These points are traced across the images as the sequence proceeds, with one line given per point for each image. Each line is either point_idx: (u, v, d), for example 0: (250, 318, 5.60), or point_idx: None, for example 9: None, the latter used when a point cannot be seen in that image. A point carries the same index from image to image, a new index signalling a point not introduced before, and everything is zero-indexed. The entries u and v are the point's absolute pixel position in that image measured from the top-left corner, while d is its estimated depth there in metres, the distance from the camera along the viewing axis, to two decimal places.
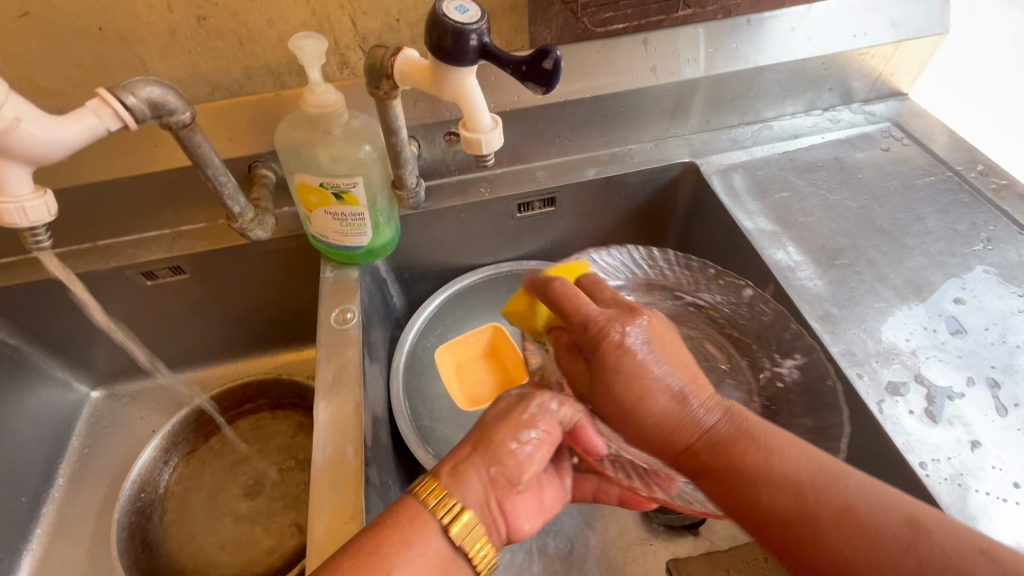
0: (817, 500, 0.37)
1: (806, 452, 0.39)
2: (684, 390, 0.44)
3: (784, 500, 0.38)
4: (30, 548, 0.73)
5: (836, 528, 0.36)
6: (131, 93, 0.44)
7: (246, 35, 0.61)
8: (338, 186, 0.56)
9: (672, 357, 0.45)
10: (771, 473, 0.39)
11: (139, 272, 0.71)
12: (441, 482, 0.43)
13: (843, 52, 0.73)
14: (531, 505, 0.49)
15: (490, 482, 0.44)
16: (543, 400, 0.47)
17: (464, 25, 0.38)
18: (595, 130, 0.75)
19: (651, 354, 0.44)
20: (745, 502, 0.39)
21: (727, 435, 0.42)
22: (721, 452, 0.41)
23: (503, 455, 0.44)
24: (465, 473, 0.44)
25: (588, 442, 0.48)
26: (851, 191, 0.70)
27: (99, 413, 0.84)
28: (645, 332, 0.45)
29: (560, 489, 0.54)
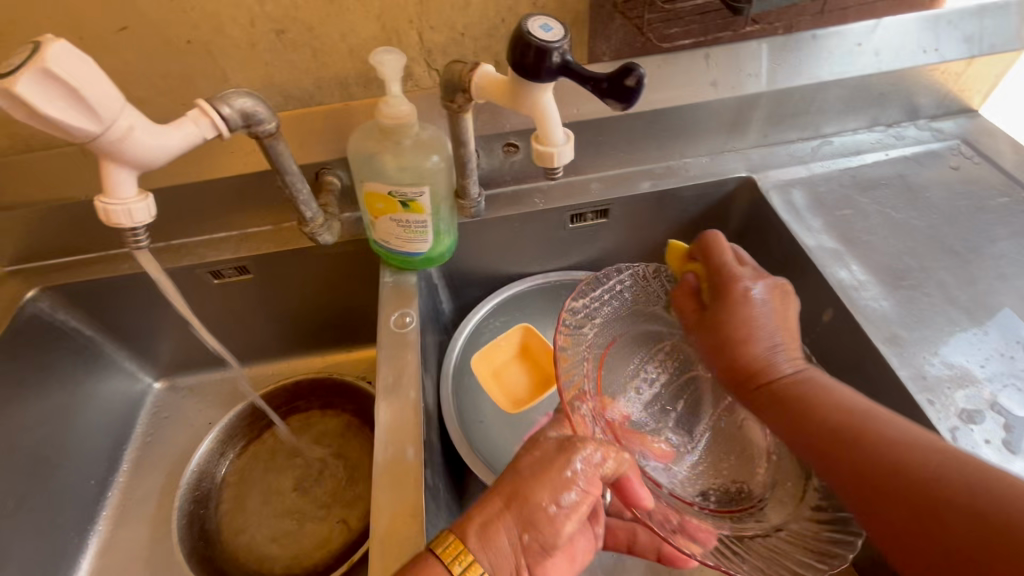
0: (862, 437, 0.43)
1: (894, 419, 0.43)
2: (782, 354, 0.52)
3: (832, 422, 0.45)
4: (97, 531, 0.77)
5: (898, 465, 0.40)
6: (227, 103, 0.47)
7: (320, 49, 0.64)
8: (406, 195, 0.58)
9: (786, 328, 0.53)
10: (825, 409, 0.46)
11: (207, 271, 0.74)
12: (469, 545, 0.41)
13: (911, 67, 0.71)
14: (563, 561, 0.47)
15: (520, 545, 0.43)
16: (587, 454, 0.45)
17: (547, 43, 0.40)
18: (651, 143, 0.75)
19: (767, 313, 0.53)
20: (846, 455, 0.44)
21: (793, 382, 0.49)
22: (787, 392, 0.49)
23: (539, 517, 0.43)
24: (494, 531, 0.43)
25: (632, 497, 0.46)
26: (917, 210, 0.68)
27: (160, 404, 0.88)
28: (768, 292, 0.54)
29: (591, 539, 0.52)
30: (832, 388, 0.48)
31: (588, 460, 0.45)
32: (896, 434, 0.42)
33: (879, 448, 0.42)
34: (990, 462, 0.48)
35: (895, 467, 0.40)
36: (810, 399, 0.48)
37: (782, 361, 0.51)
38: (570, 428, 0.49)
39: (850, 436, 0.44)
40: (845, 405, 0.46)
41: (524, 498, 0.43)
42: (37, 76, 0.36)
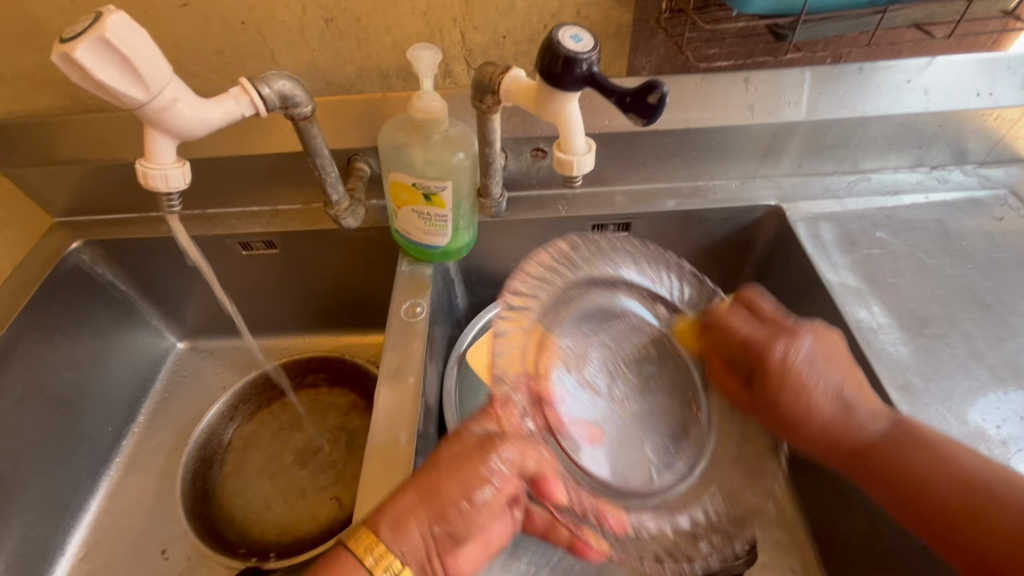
0: (972, 492, 0.43)
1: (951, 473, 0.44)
2: (848, 396, 0.50)
3: (829, 443, 0.49)
4: (108, 475, 0.81)
5: (944, 481, 0.44)
6: (267, 84, 0.49)
7: (365, 39, 0.66)
8: (428, 188, 0.59)
9: (838, 364, 0.51)
10: (908, 460, 0.46)
11: (237, 242, 0.78)
12: (380, 535, 0.42)
13: (962, 110, 0.69)
14: (477, 548, 0.45)
15: (432, 536, 0.43)
16: (502, 453, 0.46)
17: (575, 54, 0.40)
18: (682, 162, 0.74)
19: (814, 366, 0.50)
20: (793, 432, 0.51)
21: (896, 439, 0.47)
22: (865, 445, 0.48)
23: (451, 513, 0.43)
24: (407, 523, 0.42)
25: (548, 491, 0.47)
26: (952, 257, 0.66)
27: (180, 363, 0.92)
28: (812, 346, 0.51)
29: (510, 523, 0.47)
30: (853, 386, 0.50)
31: (500, 458, 0.45)
32: (909, 455, 0.46)
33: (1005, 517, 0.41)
34: None
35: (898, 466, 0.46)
36: (820, 420, 0.50)
37: (849, 395, 0.49)
38: (495, 424, 0.48)
39: (894, 461, 0.46)
40: (884, 433, 0.48)
41: (438, 493, 0.44)
42: (95, 43, 0.39)
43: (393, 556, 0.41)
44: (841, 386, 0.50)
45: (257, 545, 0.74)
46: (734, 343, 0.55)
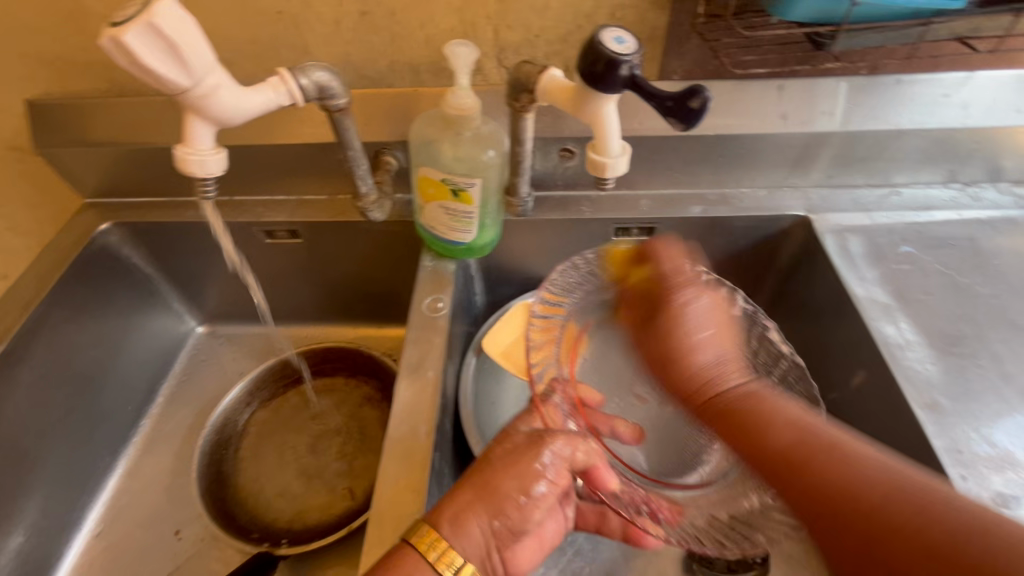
0: (814, 439, 0.39)
1: (808, 426, 0.41)
2: (813, 426, 0.41)
3: (788, 436, 0.40)
4: (126, 454, 0.82)
5: (832, 477, 0.37)
6: (305, 75, 0.49)
7: (398, 33, 0.66)
8: (457, 184, 0.59)
9: (723, 337, 0.49)
10: (786, 423, 0.41)
11: (261, 230, 0.79)
12: (442, 532, 0.44)
13: (1001, 127, 0.67)
14: (532, 543, 0.52)
15: (491, 531, 0.46)
16: (555, 444, 0.48)
17: (618, 55, 0.40)
18: (709, 168, 0.74)
19: (703, 321, 0.49)
20: (756, 443, 0.41)
21: (739, 398, 0.44)
22: (731, 404, 0.44)
23: (508, 506, 0.46)
24: (466, 520, 0.45)
25: (600, 481, 0.50)
26: (983, 276, 0.65)
27: (199, 347, 0.93)
28: (705, 302, 0.50)
29: (560, 520, 0.56)
30: (780, 402, 0.43)
31: (557, 449, 0.48)
32: (818, 439, 0.39)
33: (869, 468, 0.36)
34: None
35: (829, 476, 0.37)
36: (751, 426, 0.42)
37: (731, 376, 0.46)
38: (540, 423, 0.52)
39: (801, 455, 0.39)
40: (793, 418, 0.41)
41: (497, 492, 0.46)
42: (144, 27, 0.39)
43: (455, 551, 0.43)
44: (722, 355, 0.48)
45: (270, 530, 0.75)
46: (647, 273, 0.54)
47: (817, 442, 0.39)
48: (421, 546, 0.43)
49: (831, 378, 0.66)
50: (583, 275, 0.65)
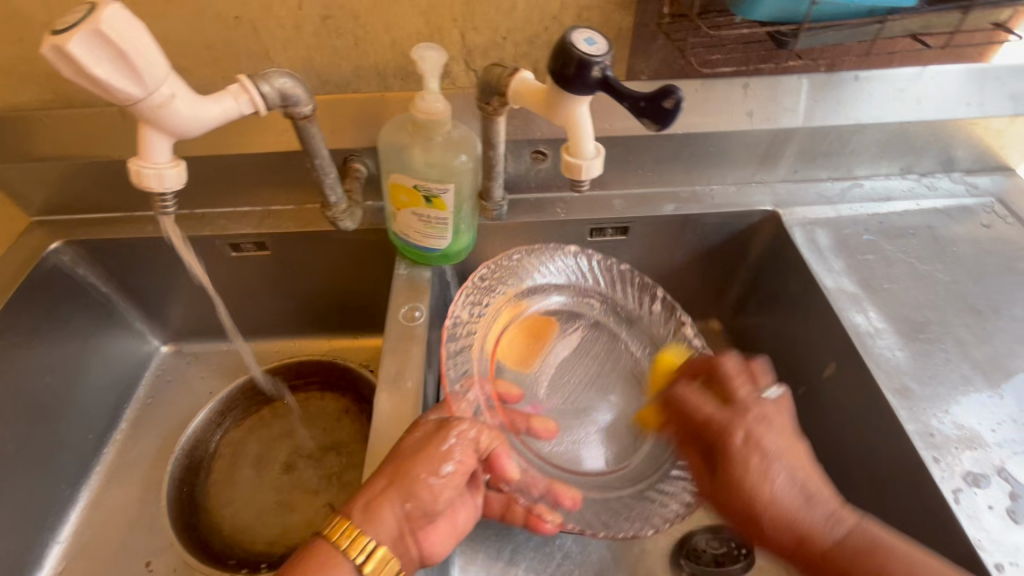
0: (811, 529, 0.46)
1: (866, 529, 0.45)
2: (810, 486, 0.47)
3: (784, 535, 0.46)
4: (89, 485, 0.78)
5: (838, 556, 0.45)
6: (266, 82, 0.47)
7: (363, 37, 0.65)
8: (430, 190, 0.58)
9: (796, 457, 0.48)
10: (796, 516, 0.46)
11: (226, 244, 0.76)
12: (353, 521, 0.45)
13: (952, 120, 0.70)
14: (443, 527, 0.49)
15: (404, 514, 0.46)
16: (461, 430, 0.49)
17: (589, 57, 0.39)
18: (679, 167, 0.75)
19: (779, 454, 0.47)
20: (754, 524, 0.47)
21: (854, 549, 0.44)
22: (824, 548, 0.45)
23: (418, 489, 0.46)
24: (380, 507, 0.46)
25: (500, 468, 0.53)
26: (943, 263, 0.67)
27: (164, 367, 0.89)
28: (773, 433, 0.48)
29: (473, 508, 0.52)
30: (810, 465, 0.48)
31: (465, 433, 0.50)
32: (859, 544, 0.45)
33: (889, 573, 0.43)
34: (991, 530, 0.46)
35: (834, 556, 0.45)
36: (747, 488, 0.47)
37: (820, 498, 0.46)
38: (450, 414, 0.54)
39: (812, 545, 0.45)
40: (817, 519, 0.46)
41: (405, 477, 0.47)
42: (89, 33, 0.37)
43: (366, 536, 0.45)
44: (789, 459, 0.47)
45: (248, 556, 0.72)
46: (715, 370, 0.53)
47: (838, 539, 0.45)
48: (331, 538, 0.45)
49: (806, 369, 0.68)
50: (510, 269, 0.69)
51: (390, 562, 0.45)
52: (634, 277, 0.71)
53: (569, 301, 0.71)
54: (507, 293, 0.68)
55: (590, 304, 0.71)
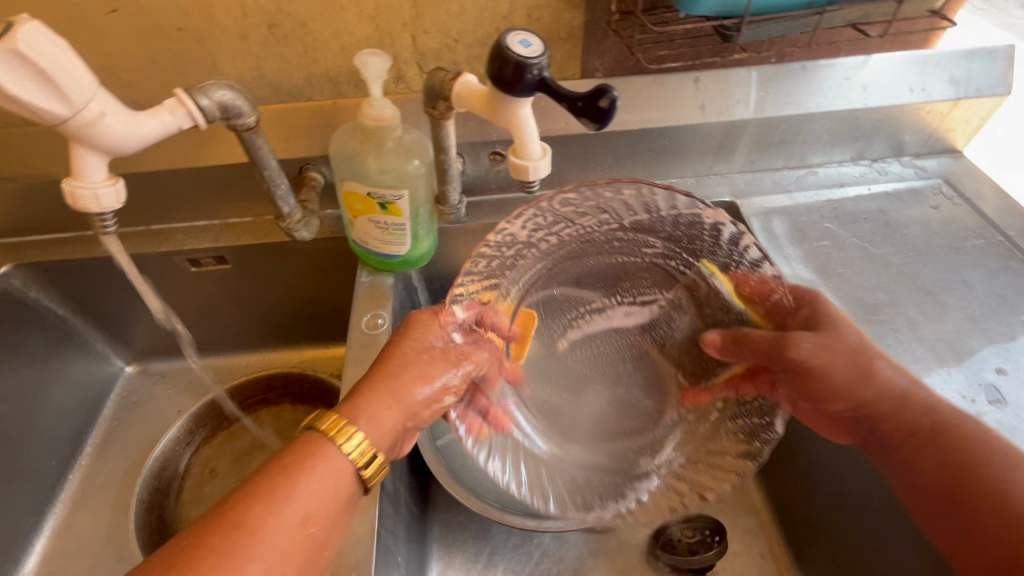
0: (946, 432, 0.50)
1: (963, 430, 0.49)
2: (886, 372, 0.55)
3: (918, 453, 0.50)
4: (53, 514, 0.75)
5: (934, 444, 0.50)
6: (205, 95, 0.47)
7: (312, 45, 0.64)
8: (384, 197, 0.58)
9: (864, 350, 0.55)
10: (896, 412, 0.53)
11: (185, 259, 0.74)
12: (349, 421, 0.48)
13: (899, 105, 0.72)
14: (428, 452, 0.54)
15: (401, 427, 0.51)
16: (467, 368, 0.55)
17: (525, 59, 0.40)
18: (638, 162, 0.75)
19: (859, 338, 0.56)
20: (912, 435, 0.51)
21: (920, 425, 0.51)
22: (912, 424, 0.52)
23: (418, 405, 0.51)
24: (380, 413, 0.49)
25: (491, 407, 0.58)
26: (895, 246, 0.69)
27: (130, 388, 0.87)
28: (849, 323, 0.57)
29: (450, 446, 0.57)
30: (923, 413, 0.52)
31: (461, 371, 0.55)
32: (951, 441, 0.49)
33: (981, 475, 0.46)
34: None
35: (928, 443, 0.50)
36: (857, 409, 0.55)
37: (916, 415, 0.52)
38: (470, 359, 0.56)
39: (915, 443, 0.51)
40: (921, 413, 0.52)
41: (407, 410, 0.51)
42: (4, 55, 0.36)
43: (363, 438, 0.48)
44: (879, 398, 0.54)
45: None
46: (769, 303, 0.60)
47: (951, 439, 0.49)
48: (324, 432, 0.47)
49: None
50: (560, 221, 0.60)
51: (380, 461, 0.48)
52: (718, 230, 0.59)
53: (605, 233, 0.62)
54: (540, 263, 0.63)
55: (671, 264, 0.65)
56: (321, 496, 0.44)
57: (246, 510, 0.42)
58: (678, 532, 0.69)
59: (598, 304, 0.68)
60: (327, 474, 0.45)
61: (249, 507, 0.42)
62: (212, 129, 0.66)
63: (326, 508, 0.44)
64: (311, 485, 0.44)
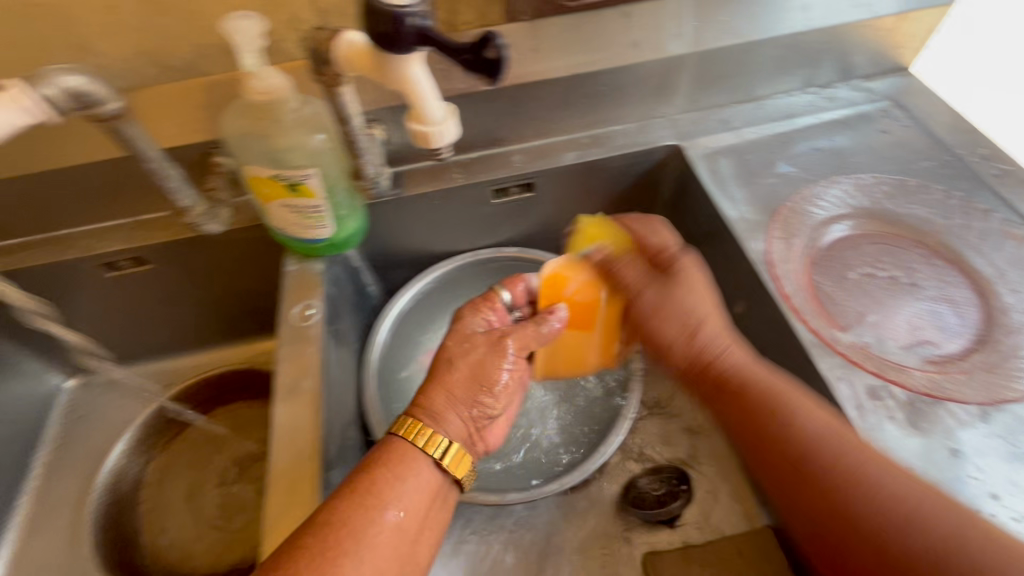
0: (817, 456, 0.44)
1: (820, 425, 0.45)
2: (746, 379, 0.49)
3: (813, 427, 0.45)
4: (7, 541, 0.72)
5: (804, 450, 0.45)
6: (48, 84, 0.43)
7: (193, 11, 0.56)
8: (291, 178, 0.52)
9: (772, 277, 0.58)
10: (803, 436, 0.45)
11: (99, 264, 0.69)
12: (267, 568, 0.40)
13: (843, 26, 0.68)
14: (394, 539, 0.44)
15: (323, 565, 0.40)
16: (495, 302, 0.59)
17: (400, 8, 0.35)
18: (573, 112, 0.71)
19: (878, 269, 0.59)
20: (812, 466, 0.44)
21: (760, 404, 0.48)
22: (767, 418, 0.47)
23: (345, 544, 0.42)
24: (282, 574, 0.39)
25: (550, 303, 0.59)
26: (843, 175, 0.66)
27: (76, 403, 0.83)
28: (870, 253, 0.61)
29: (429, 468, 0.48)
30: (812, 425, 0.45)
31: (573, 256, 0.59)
32: (811, 430, 0.45)
33: (856, 499, 0.42)
34: (892, 439, 0.47)
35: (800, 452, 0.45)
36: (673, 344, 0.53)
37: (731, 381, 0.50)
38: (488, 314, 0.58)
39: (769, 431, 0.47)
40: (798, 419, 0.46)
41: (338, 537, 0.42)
42: None
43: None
44: (799, 289, 0.57)
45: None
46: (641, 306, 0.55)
47: (831, 438, 0.44)
48: (416, 440, 0.48)
49: None
50: (793, 230, 0.62)
51: (467, 457, 0.50)
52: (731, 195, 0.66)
53: (727, 167, 0.69)
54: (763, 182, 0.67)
55: (716, 171, 0.68)
56: (417, 506, 0.46)
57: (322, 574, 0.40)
58: (646, 485, 0.71)
59: (744, 193, 0.66)
60: (426, 479, 0.47)
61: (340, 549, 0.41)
62: (77, 123, 0.61)
63: (416, 513, 0.46)
64: (401, 498, 0.45)
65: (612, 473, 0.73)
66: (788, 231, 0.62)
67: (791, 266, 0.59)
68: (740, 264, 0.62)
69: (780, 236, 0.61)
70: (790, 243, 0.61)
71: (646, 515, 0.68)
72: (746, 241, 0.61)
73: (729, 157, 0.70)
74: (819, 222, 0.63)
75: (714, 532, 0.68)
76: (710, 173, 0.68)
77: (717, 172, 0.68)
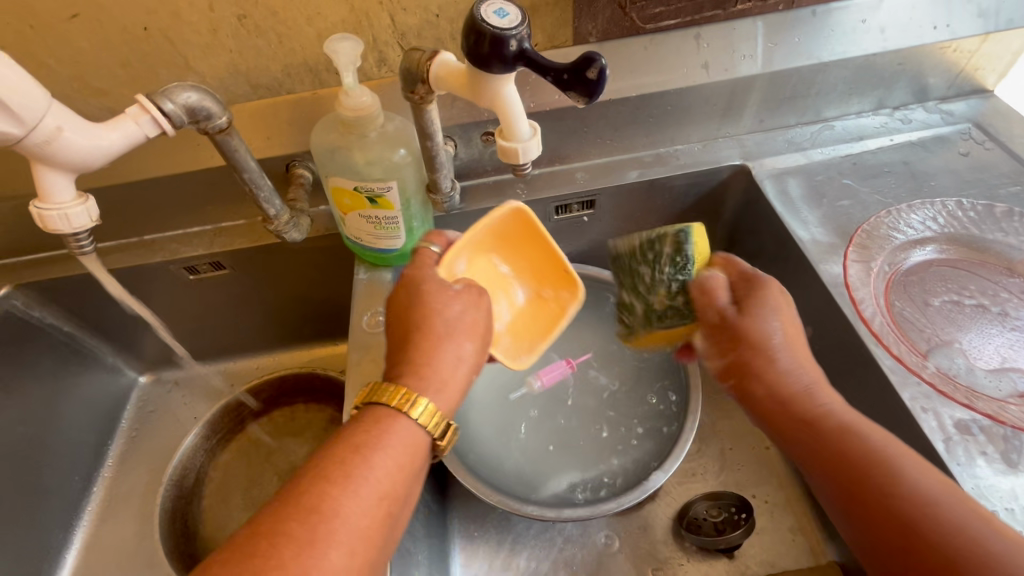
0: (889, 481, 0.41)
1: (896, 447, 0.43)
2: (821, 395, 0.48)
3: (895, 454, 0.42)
4: (82, 526, 0.76)
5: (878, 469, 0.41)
6: (169, 99, 0.47)
7: (285, 34, 0.60)
8: (372, 190, 0.55)
9: (852, 300, 0.56)
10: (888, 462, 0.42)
11: (182, 267, 0.73)
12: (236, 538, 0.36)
13: (920, 47, 0.66)
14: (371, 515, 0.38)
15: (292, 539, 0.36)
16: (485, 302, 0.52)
17: (502, 31, 0.38)
18: (639, 130, 0.71)
19: (964, 296, 0.58)
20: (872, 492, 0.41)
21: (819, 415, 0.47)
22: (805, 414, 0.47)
23: (318, 526, 0.36)
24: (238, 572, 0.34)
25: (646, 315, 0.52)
26: (921, 199, 0.64)
27: (146, 398, 0.87)
28: (954, 277, 0.59)
29: (413, 434, 0.43)
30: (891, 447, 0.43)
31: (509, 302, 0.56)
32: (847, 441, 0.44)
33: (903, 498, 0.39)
34: (985, 477, 0.44)
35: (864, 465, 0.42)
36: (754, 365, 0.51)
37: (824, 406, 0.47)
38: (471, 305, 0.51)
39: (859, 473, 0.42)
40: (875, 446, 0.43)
41: (317, 504, 0.37)
42: None
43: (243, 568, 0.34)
44: (878, 313, 0.55)
45: None
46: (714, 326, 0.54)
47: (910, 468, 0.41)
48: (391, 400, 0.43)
49: None
50: (871, 252, 0.60)
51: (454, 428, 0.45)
52: (800, 216, 0.65)
53: (796, 188, 0.68)
54: (835, 204, 0.65)
55: (784, 191, 0.67)
56: (394, 475, 0.41)
57: (276, 545, 0.35)
58: (703, 511, 0.67)
59: (815, 215, 0.64)
60: (402, 440, 0.42)
61: (316, 525, 0.36)
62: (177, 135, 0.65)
63: (401, 470, 0.41)
64: (379, 474, 0.40)
65: (667, 496, 0.71)
66: (865, 253, 0.60)
67: (868, 287, 0.57)
68: (811, 285, 0.60)
69: (855, 256, 0.60)
70: (866, 264, 0.59)
71: (706, 542, 0.65)
72: (822, 264, 0.59)
73: (799, 178, 0.69)
74: (898, 244, 0.61)
75: (776, 564, 0.66)
76: (779, 194, 0.67)
77: (786, 192, 0.67)
